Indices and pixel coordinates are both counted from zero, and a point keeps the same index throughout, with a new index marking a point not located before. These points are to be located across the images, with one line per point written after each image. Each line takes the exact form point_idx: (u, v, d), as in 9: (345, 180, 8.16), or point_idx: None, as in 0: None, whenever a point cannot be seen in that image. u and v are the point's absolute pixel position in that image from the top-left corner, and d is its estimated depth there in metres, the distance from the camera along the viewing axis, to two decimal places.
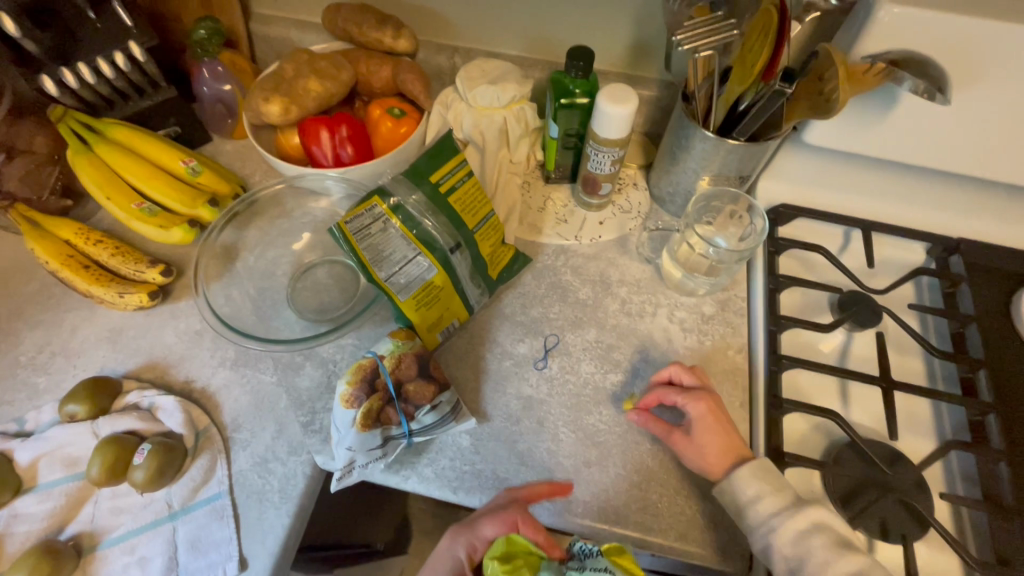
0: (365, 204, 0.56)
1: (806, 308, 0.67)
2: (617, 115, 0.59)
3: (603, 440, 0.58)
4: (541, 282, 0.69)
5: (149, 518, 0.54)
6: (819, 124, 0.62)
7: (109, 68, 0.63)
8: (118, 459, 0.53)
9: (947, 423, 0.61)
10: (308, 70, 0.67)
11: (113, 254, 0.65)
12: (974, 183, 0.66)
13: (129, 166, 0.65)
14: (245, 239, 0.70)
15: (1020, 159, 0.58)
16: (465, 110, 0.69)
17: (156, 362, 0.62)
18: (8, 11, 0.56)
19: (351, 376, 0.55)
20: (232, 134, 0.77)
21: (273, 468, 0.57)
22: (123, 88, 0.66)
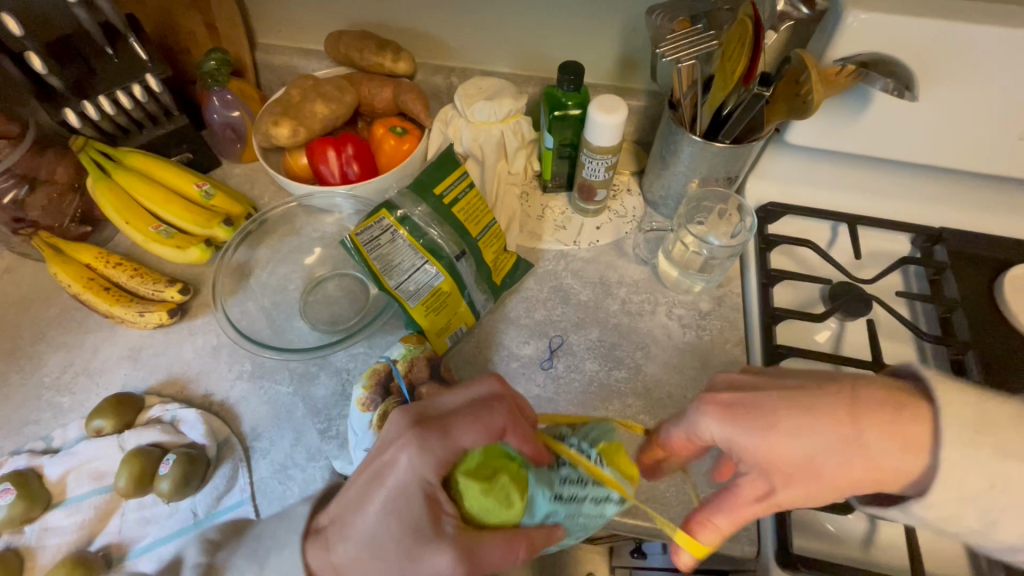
0: (374, 217, 0.59)
1: (799, 302, 0.70)
2: (607, 124, 0.62)
3: None
4: (543, 285, 0.72)
5: (175, 526, 0.56)
6: (799, 124, 0.65)
7: (128, 99, 0.67)
8: (144, 470, 0.55)
9: None
10: (314, 95, 0.70)
11: (132, 275, 0.67)
12: (952, 175, 0.69)
13: (145, 191, 0.68)
14: (257, 257, 0.73)
15: (989, 149, 0.61)
16: (464, 125, 0.72)
17: (175, 377, 0.65)
18: (35, 50, 0.60)
19: (367, 380, 0.57)
20: (241, 158, 0.80)
21: (293, 474, 0.59)
22: (140, 118, 0.70)
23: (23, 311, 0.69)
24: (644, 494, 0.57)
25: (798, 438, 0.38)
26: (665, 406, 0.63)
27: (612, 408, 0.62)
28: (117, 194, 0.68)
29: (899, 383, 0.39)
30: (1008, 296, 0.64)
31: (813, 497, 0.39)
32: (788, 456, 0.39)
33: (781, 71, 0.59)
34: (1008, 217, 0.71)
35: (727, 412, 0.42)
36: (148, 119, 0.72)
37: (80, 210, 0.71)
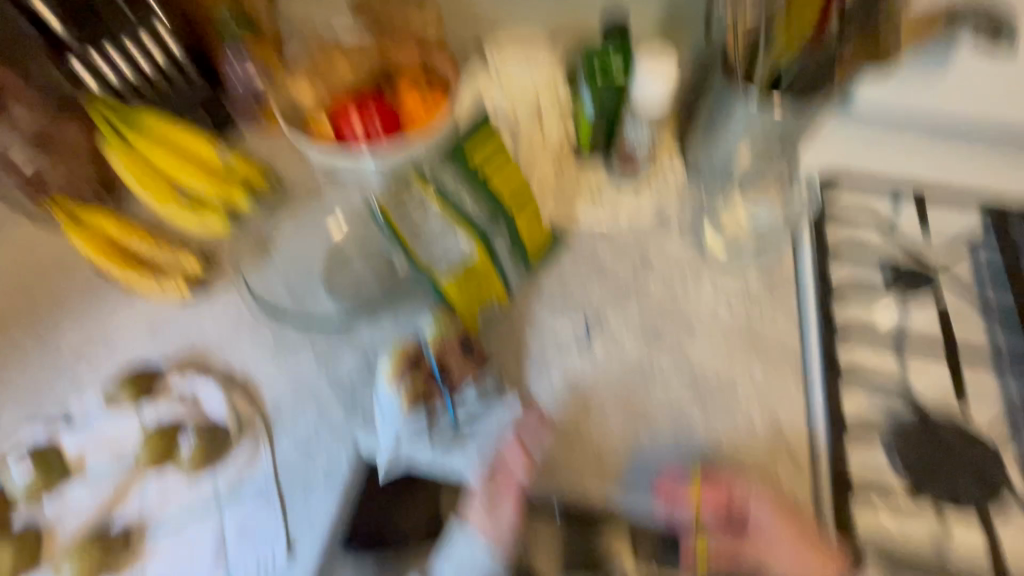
0: (404, 180, 0.60)
1: (861, 282, 0.62)
2: (660, 77, 0.58)
3: (652, 415, 0.57)
4: (578, 260, 0.67)
5: (196, 503, 0.54)
6: (865, 87, 0.60)
7: (141, 55, 0.64)
8: (163, 440, 0.55)
9: (1016, 393, 0.57)
10: (340, 57, 0.67)
11: (151, 244, 0.65)
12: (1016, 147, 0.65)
13: (162, 155, 0.65)
14: (279, 227, 0.70)
15: None
16: (495, 86, 0.72)
17: (195, 350, 0.62)
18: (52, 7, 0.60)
19: (394, 356, 0.54)
20: (263, 127, 0.73)
21: (317, 453, 0.56)
22: (156, 79, 0.66)
23: (40, 279, 0.67)
24: (690, 482, 0.53)
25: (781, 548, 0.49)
26: (710, 389, 0.59)
27: (653, 390, 0.58)
28: (135, 160, 0.65)
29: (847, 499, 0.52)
30: None
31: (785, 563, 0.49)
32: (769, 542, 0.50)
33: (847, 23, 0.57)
34: None
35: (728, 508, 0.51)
36: (164, 82, 0.67)
37: (96, 177, 0.67)
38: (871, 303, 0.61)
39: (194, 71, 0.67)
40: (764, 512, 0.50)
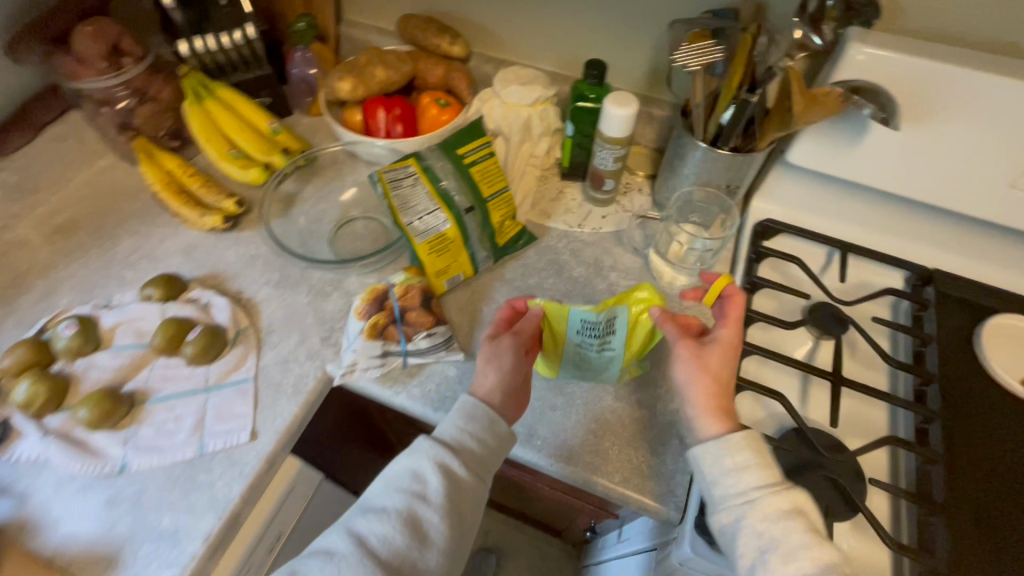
0: (402, 163, 0.69)
1: (779, 311, 0.74)
2: (619, 117, 0.69)
3: (572, 427, 0.65)
4: (542, 257, 0.79)
5: (189, 387, 0.66)
6: (801, 144, 0.71)
7: (201, 45, 0.80)
8: (175, 335, 0.66)
9: (902, 425, 0.66)
10: (379, 61, 0.82)
11: (200, 184, 0.80)
12: (973, 225, 0.71)
13: (229, 122, 0.81)
14: (303, 191, 0.84)
15: (1006, 191, 0.63)
16: (497, 105, 0.81)
17: (217, 274, 0.76)
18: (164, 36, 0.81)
19: (366, 295, 0.67)
20: (309, 110, 0.93)
21: (291, 367, 0.68)
22: (209, 64, 0.83)
23: (112, 203, 0.83)
24: (587, 447, 0.63)
25: (698, 372, 0.57)
26: (631, 404, 0.66)
27: (586, 388, 0.68)
28: (203, 116, 0.80)
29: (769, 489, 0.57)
30: (985, 346, 0.67)
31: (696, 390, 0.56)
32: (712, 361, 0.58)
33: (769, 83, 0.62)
34: (997, 269, 0.72)
35: (698, 364, 0.57)
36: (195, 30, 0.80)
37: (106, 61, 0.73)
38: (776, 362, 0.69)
39: (223, 25, 0.80)
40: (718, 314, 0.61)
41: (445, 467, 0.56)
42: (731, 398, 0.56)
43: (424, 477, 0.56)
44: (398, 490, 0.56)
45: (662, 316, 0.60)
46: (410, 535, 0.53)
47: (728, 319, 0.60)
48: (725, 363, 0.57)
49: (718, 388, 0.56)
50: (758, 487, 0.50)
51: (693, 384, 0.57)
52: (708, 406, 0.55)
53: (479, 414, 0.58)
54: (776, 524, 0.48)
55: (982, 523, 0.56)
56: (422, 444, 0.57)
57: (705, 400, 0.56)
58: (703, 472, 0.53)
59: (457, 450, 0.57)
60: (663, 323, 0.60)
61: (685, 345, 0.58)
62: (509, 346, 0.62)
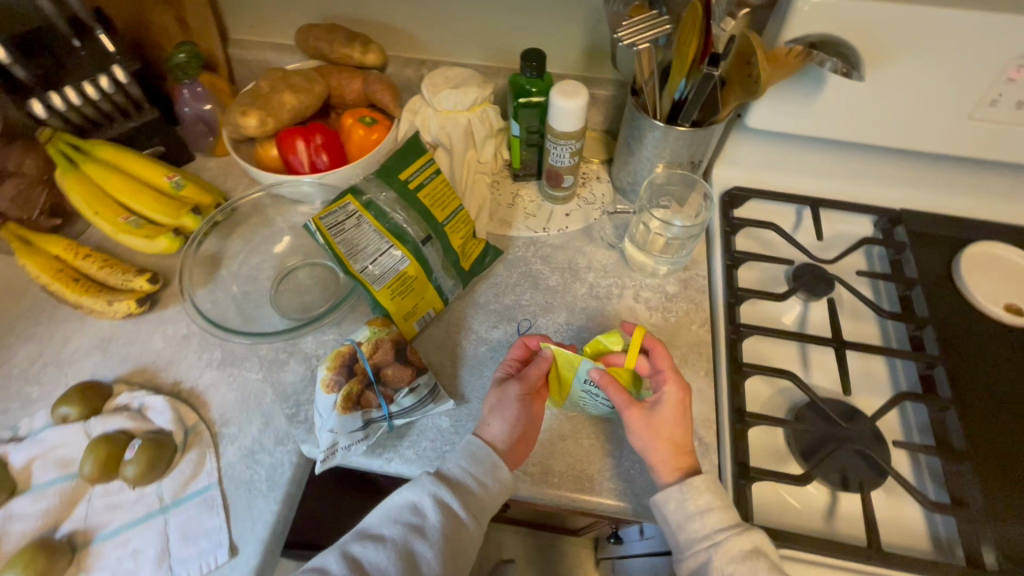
0: (339, 202, 0.59)
1: (764, 281, 0.72)
2: (570, 109, 0.63)
3: (588, 450, 0.59)
4: (512, 271, 0.73)
5: (142, 511, 0.56)
6: (758, 108, 0.68)
7: (61, 101, 0.66)
8: (108, 456, 0.55)
9: (903, 378, 0.65)
10: (284, 85, 0.71)
11: (100, 266, 0.67)
12: (929, 159, 0.71)
13: (117, 184, 0.68)
14: (228, 248, 0.73)
15: (963, 123, 0.63)
16: (431, 114, 0.73)
17: (145, 367, 0.64)
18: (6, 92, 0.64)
19: (330, 362, 0.58)
20: (214, 151, 0.81)
21: (260, 458, 0.59)
22: (78, 121, 0.70)
23: None
24: (609, 472, 0.58)
25: (652, 437, 0.53)
26: None
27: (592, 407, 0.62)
28: (86, 185, 0.67)
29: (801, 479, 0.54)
30: (965, 278, 0.67)
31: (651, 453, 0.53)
32: (665, 421, 0.53)
33: (726, 51, 0.58)
34: (956, 198, 0.73)
35: (649, 430, 0.53)
36: (50, 84, 0.66)
37: None
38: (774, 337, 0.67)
39: (84, 72, 0.67)
40: (663, 365, 0.56)
41: (443, 502, 0.50)
42: (688, 448, 0.54)
43: (424, 514, 0.50)
44: (394, 520, 0.50)
45: (603, 381, 0.53)
46: (404, 570, 0.47)
47: (665, 369, 0.55)
48: (677, 418, 0.54)
49: (672, 451, 0.53)
50: (722, 528, 0.48)
51: (648, 446, 0.53)
52: (665, 468, 0.52)
53: (484, 454, 0.53)
54: (743, 565, 0.46)
55: (1002, 460, 0.56)
56: (425, 476, 0.52)
57: (660, 461, 0.53)
58: (666, 517, 0.51)
59: (459, 488, 0.52)
60: (607, 389, 0.54)
61: (632, 410, 0.53)
62: (514, 395, 0.56)
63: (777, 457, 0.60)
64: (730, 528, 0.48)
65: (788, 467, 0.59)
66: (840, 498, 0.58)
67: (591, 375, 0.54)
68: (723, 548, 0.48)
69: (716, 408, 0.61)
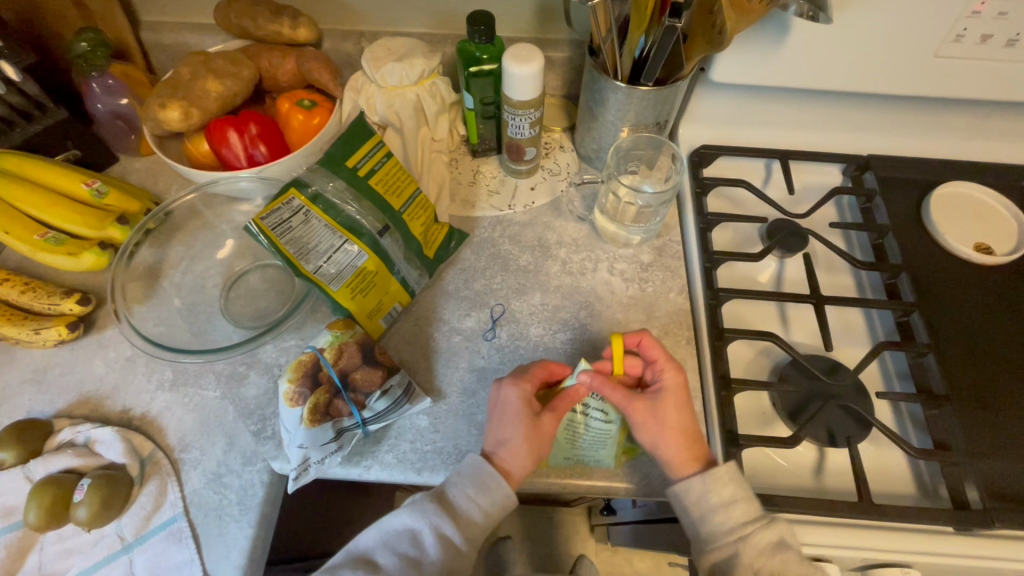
0: (282, 197, 0.53)
1: (739, 242, 0.70)
2: (523, 75, 0.58)
3: None
4: (480, 254, 0.69)
5: (102, 554, 0.51)
6: (722, 62, 0.65)
7: None
8: (55, 501, 0.50)
9: (880, 327, 0.65)
10: (206, 71, 0.64)
11: (22, 291, 0.60)
12: (894, 101, 0.69)
13: (25, 196, 0.60)
14: (167, 257, 0.67)
15: (928, 63, 0.61)
16: (376, 92, 0.67)
17: (88, 397, 0.59)
18: None
19: (292, 373, 0.54)
20: (139, 151, 0.73)
21: (228, 481, 0.55)
22: None
23: None
24: None
25: (664, 430, 0.51)
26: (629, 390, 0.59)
27: None
28: None
29: (789, 441, 0.53)
30: (935, 221, 0.66)
31: (668, 448, 0.51)
32: (672, 411, 0.51)
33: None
34: (920, 140, 0.73)
35: (659, 424, 0.51)
36: None
37: None
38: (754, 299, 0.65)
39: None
40: (655, 353, 0.54)
41: (443, 539, 0.47)
42: (698, 436, 0.52)
43: (423, 547, 0.47)
44: (390, 549, 0.47)
45: (595, 383, 0.50)
46: None
47: (660, 359, 0.53)
48: (682, 405, 0.52)
49: (688, 444, 0.51)
50: (748, 522, 0.48)
51: (659, 442, 0.51)
52: (684, 462, 0.50)
53: (493, 484, 0.49)
54: (772, 558, 0.46)
55: (980, 400, 0.56)
56: (427, 502, 0.48)
57: (676, 453, 0.51)
58: (686, 508, 0.50)
59: (461, 518, 0.48)
60: (604, 389, 0.50)
61: (635, 406, 0.51)
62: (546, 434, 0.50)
63: (765, 419, 0.59)
64: (752, 521, 0.48)
65: (775, 428, 0.59)
66: (828, 454, 0.58)
67: (582, 380, 0.50)
68: (750, 542, 0.47)
69: (700, 377, 0.59)
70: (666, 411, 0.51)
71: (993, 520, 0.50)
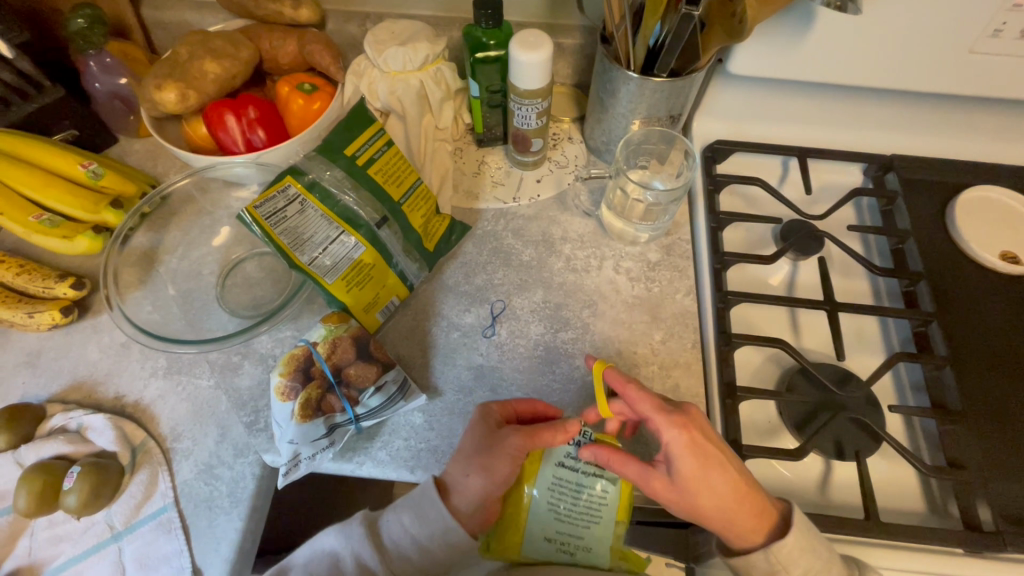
0: (277, 185, 0.51)
1: (751, 243, 0.68)
2: (531, 63, 0.56)
3: None
4: (482, 248, 0.67)
5: (91, 542, 0.51)
6: (742, 53, 0.61)
7: None
8: (44, 488, 0.50)
9: (895, 336, 0.62)
10: (204, 51, 0.62)
11: (16, 273, 0.59)
12: (922, 99, 0.66)
13: (19, 176, 0.59)
14: (164, 242, 0.65)
15: (962, 60, 0.58)
16: (379, 76, 0.64)
17: (82, 382, 0.58)
18: None
19: (284, 367, 0.53)
20: (138, 132, 0.72)
21: (219, 473, 0.54)
22: None
23: None
24: None
25: (697, 504, 0.46)
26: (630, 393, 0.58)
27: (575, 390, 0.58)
28: None
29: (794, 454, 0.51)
30: (960, 227, 0.63)
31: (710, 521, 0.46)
32: (699, 481, 0.45)
33: None
34: (946, 140, 0.69)
35: (686, 497, 0.46)
36: None
37: None
38: (764, 303, 0.63)
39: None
40: (649, 410, 0.47)
41: (363, 564, 0.47)
42: (751, 492, 0.46)
43: (341, 570, 0.47)
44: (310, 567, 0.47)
45: (601, 458, 0.47)
46: None
47: (655, 417, 0.47)
48: (702, 470, 0.45)
49: (735, 509, 0.46)
50: None
51: (694, 513, 0.47)
52: (734, 533, 0.46)
53: (431, 514, 0.47)
54: None
55: (998, 418, 0.54)
56: (357, 525, 0.49)
57: (720, 522, 0.46)
58: None
59: (388, 546, 0.48)
60: (615, 464, 0.47)
61: (653, 478, 0.47)
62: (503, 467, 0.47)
63: (771, 428, 0.57)
64: None
65: (780, 439, 0.57)
66: (835, 467, 0.56)
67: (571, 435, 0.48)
68: None
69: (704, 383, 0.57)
70: (692, 483, 0.46)
71: (1005, 543, 0.48)
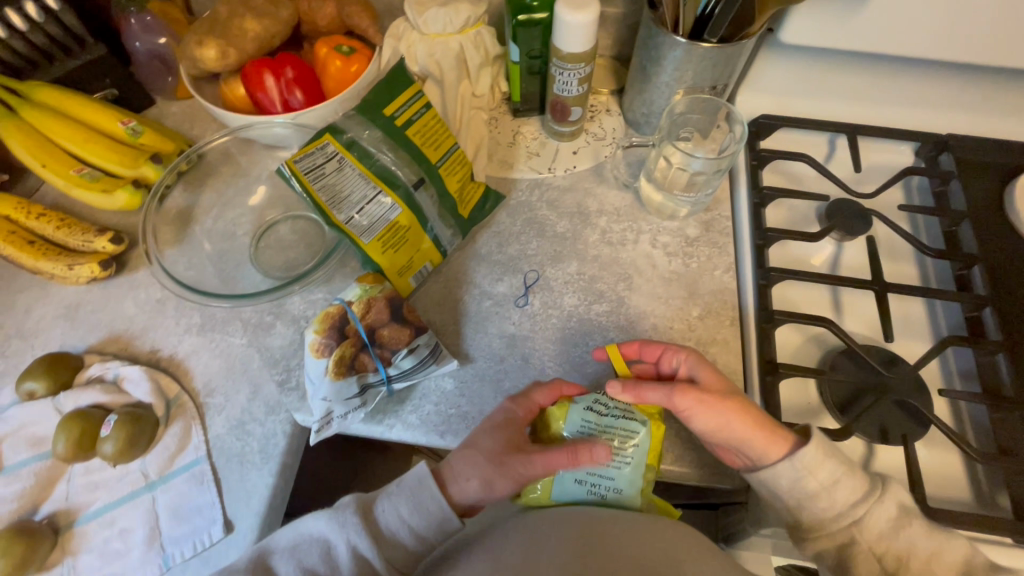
0: (316, 141, 0.51)
1: (794, 221, 0.65)
2: (576, 23, 0.54)
3: None
4: (516, 218, 0.66)
5: (126, 490, 0.52)
6: (795, 19, 0.58)
7: None
8: (83, 434, 0.51)
9: (944, 322, 0.60)
10: (244, 9, 0.61)
11: (57, 226, 0.60)
12: (983, 76, 0.63)
13: (63, 131, 0.60)
14: (200, 202, 0.66)
15: None
16: (418, 39, 0.63)
17: (119, 335, 0.59)
18: None
19: (319, 325, 0.53)
20: (175, 93, 0.72)
21: (251, 430, 0.54)
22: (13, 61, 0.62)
23: None
24: None
25: (724, 414, 0.46)
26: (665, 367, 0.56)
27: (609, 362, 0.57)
28: (28, 134, 0.60)
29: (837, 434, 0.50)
30: (1018, 210, 0.60)
31: (739, 429, 0.46)
32: (716, 392, 0.47)
33: None
34: (1006, 121, 0.66)
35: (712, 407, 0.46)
36: None
37: None
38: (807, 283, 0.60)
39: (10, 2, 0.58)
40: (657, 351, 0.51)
41: (357, 554, 0.46)
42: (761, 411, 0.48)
43: (333, 561, 0.46)
44: (301, 555, 0.46)
45: (626, 388, 0.48)
46: None
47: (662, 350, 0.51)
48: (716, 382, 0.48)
49: (755, 416, 0.47)
50: None
51: (725, 424, 0.46)
52: (765, 441, 0.46)
53: (431, 509, 0.46)
54: None
55: None
56: (350, 513, 0.47)
57: (749, 426, 0.46)
58: None
59: (384, 536, 0.46)
60: (639, 390, 0.48)
61: (680, 393, 0.47)
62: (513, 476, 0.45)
63: (811, 410, 0.55)
64: None
65: (821, 421, 0.55)
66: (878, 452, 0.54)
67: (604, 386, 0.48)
68: None
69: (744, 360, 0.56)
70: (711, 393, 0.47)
71: None
